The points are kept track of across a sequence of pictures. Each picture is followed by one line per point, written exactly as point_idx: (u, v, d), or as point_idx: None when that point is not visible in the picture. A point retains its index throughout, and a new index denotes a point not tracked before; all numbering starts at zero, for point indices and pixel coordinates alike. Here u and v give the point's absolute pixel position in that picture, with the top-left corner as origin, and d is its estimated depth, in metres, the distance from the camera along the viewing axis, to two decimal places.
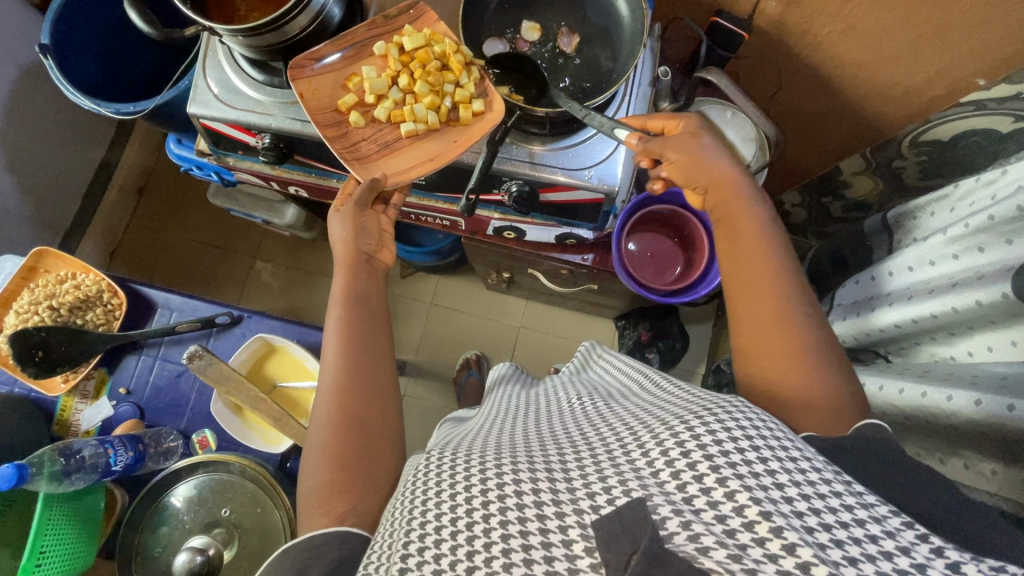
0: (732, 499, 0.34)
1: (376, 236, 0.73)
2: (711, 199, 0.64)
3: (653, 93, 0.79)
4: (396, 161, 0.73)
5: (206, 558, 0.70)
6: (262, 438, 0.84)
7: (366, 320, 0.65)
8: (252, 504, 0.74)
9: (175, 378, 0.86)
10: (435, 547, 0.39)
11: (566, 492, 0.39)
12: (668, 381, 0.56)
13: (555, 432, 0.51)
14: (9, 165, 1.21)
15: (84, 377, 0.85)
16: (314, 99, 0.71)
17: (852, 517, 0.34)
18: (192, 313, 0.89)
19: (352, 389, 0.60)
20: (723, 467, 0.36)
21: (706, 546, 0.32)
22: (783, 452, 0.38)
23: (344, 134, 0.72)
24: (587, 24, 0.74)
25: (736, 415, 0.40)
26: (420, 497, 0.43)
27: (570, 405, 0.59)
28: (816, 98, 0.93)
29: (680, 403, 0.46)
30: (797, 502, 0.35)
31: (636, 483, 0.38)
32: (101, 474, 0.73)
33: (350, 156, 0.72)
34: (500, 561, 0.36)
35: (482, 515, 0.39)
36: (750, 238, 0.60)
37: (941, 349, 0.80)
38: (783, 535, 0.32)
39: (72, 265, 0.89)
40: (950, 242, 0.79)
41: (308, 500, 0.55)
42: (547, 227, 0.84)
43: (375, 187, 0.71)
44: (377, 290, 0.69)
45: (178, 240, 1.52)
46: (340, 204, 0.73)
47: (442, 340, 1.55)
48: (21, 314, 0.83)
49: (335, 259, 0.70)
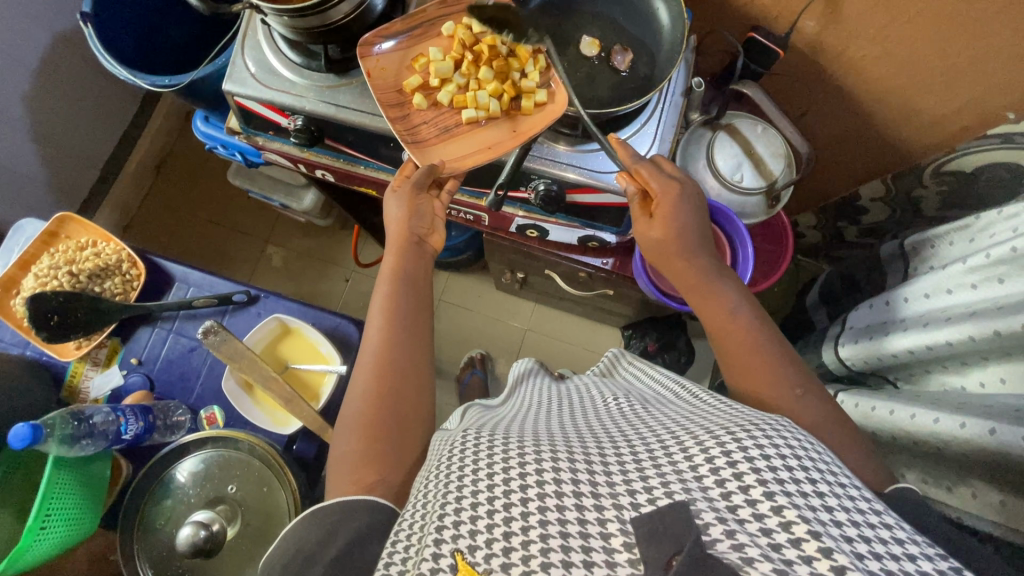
0: (779, 513, 0.34)
1: (428, 220, 0.74)
2: (684, 282, 0.69)
3: (685, 104, 0.79)
4: (456, 146, 0.74)
5: (209, 533, 0.68)
6: (269, 418, 0.82)
7: (411, 300, 0.67)
8: (259, 483, 0.73)
9: (188, 352, 0.86)
10: (470, 523, 0.39)
11: (606, 486, 0.39)
12: (707, 394, 0.57)
13: (592, 428, 0.52)
14: (33, 130, 1.21)
15: (96, 345, 0.85)
16: (380, 78, 0.72)
17: (903, 550, 0.33)
18: (210, 289, 0.89)
19: (393, 366, 0.62)
20: (771, 482, 0.36)
21: (751, 557, 0.32)
22: (834, 481, 0.38)
23: (406, 115, 0.73)
24: (623, 29, 0.74)
25: (784, 434, 0.41)
26: (455, 475, 0.43)
27: (604, 405, 0.60)
28: (842, 121, 0.94)
29: (722, 416, 0.47)
30: (848, 529, 0.34)
31: (679, 486, 0.38)
32: (110, 441, 0.72)
33: (409, 138, 0.72)
34: (538, 546, 0.37)
35: (519, 499, 0.40)
36: (722, 315, 0.64)
37: (952, 378, 0.81)
38: (834, 556, 0.31)
39: (94, 234, 0.89)
40: (969, 272, 0.80)
41: (341, 468, 0.56)
42: (570, 228, 0.83)
43: (431, 173, 0.70)
44: (423, 272, 0.72)
45: (192, 217, 1.52)
46: (396, 185, 0.74)
47: (449, 336, 1.55)
48: (39, 278, 0.82)
49: (388, 239, 0.72)
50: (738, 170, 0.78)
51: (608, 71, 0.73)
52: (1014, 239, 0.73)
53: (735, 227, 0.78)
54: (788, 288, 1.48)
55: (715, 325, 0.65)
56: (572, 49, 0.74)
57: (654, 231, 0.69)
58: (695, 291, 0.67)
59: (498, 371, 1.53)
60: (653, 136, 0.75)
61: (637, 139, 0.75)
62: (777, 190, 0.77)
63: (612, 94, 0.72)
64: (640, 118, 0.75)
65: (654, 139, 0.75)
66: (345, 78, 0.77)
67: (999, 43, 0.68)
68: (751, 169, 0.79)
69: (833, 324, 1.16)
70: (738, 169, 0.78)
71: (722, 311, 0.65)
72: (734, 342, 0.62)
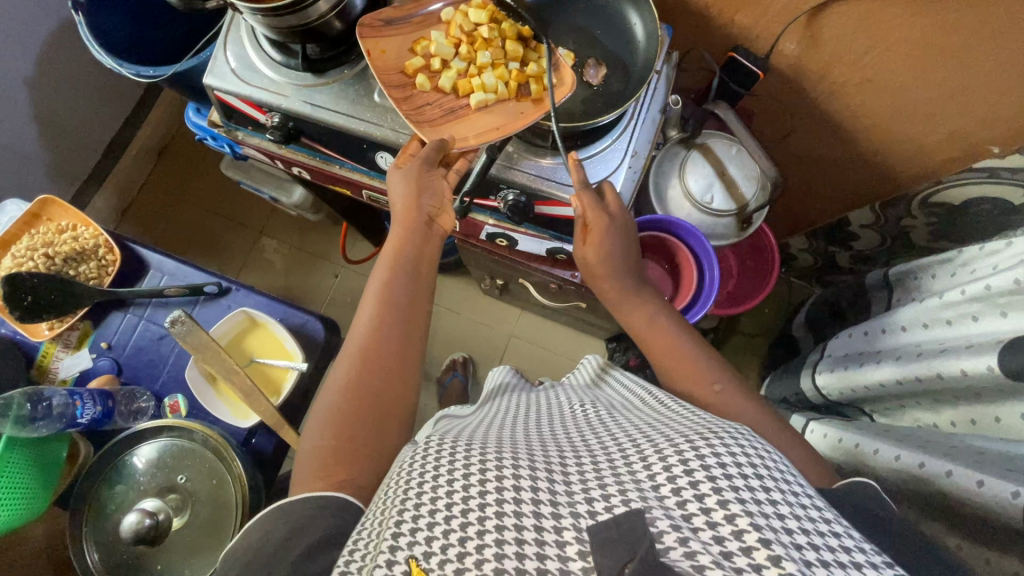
0: (732, 522, 0.35)
1: (438, 199, 0.72)
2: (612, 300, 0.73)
3: (661, 121, 0.78)
4: (465, 125, 0.72)
5: (155, 522, 0.69)
6: (230, 410, 0.83)
7: (407, 289, 0.66)
8: (208, 475, 0.74)
9: (156, 340, 0.87)
10: (427, 529, 0.38)
11: (564, 495, 0.39)
12: (673, 401, 0.57)
13: (561, 436, 0.52)
14: (35, 114, 1.24)
15: (68, 328, 0.86)
16: (381, 59, 0.72)
17: (849, 558, 0.34)
18: (184, 278, 0.90)
19: (377, 354, 0.61)
20: (725, 490, 0.36)
21: (702, 564, 0.32)
22: (787, 487, 0.39)
23: (409, 96, 0.72)
24: (598, 43, 0.74)
25: (742, 444, 0.41)
26: (415, 479, 0.42)
27: (575, 413, 0.61)
28: (828, 145, 0.92)
29: (686, 423, 0.47)
30: (799, 536, 0.35)
31: (635, 494, 0.38)
32: (65, 424, 0.73)
33: (415, 118, 0.71)
34: (493, 550, 0.36)
35: (478, 504, 0.39)
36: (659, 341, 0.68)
37: (925, 415, 0.78)
38: (782, 564, 0.32)
39: (75, 218, 0.90)
40: (945, 307, 0.78)
41: (308, 463, 0.55)
42: (539, 239, 0.83)
43: (441, 149, 0.69)
44: (428, 253, 0.70)
45: (188, 205, 1.54)
46: (401, 163, 0.71)
47: (434, 338, 1.56)
48: (17, 259, 0.84)
49: (395, 217, 0.70)
50: (709, 190, 0.77)
51: (582, 84, 0.73)
52: (990, 277, 0.71)
53: (702, 248, 0.76)
54: (778, 310, 1.46)
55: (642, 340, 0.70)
56: None
57: (589, 254, 0.71)
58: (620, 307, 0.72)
59: (480, 376, 1.53)
60: (624, 152, 0.74)
61: (608, 155, 0.74)
62: (748, 213, 0.76)
63: (584, 108, 0.71)
64: (613, 134, 0.74)
65: (626, 155, 0.74)
66: (323, 78, 0.78)
67: (981, 75, 0.66)
68: (722, 189, 0.77)
69: (815, 350, 1.14)
70: (709, 189, 0.77)
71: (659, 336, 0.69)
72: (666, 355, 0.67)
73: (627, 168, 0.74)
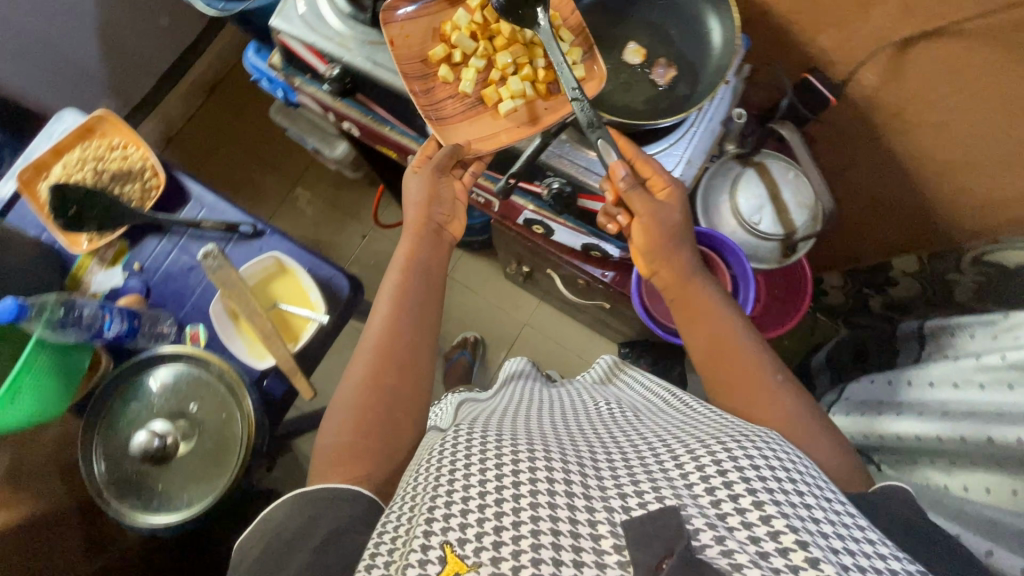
0: (768, 523, 0.34)
1: (449, 207, 0.76)
2: (675, 291, 0.68)
3: (721, 132, 0.76)
4: (484, 124, 0.73)
5: (162, 445, 0.73)
6: (247, 349, 0.84)
7: (420, 292, 0.68)
8: (219, 408, 0.76)
9: (187, 270, 0.89)
10: (461, 517, 0.38)
11: (597, 489, 0.39)
12: (698, 403, 0.57)
13: (586, 431, 0.52)
14: (100, 30, 1.26)
15: (105, 244, 0.88)
16: (404, 46, 0.70)
17: (884, 565, 0.34)
18: (221, 215, 0.91)
19: (394, 353, 0.63)
20: (760, 491, 0.36)
21: (740, 562, 0.32)
22: (822, 498, 0.39)
23: (430, 89, 0.72)
24: (672, 43, 0.71)
25: (772, 449, 0.41)
26: (447, 469, 0.42)
27: (596, 410, 0.61)
28: (887, 186, 0.89)
29: (713, 426, 0.47)
30: (834, 541, 0.34)
31: (670, 491, 0.38)
32: (91, 335, 0.75)
33: (433, 115, 0.71)
34: (528, 542, 0.35)
35: (512, 495, 0.39)
36: (719, 332, 0.63)
37: (935, 474, 0.76)
38: (820, 566, 0.31)
39: (126, 137, 0.92)
40: (980, 369, 0.75)
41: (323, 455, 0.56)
42: (576, 233, 0.81)
43: (454, 154, 0.71)
44: (437, 260, 0.73)
45: (231, 143, 1.56)
46: (418, 165, 0.75)
47: (449, 314, 1.56)
48: (67, 169, 0.88)
49: (406, 221, 0.74)
50: (757, 212, 0.75)
51: (647, 83, 0.71)
52: None
53: (742, 269, 0.75)
54: None
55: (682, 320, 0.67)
56: (615, 53, 0.72)
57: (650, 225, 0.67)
58: (684, 307, 0.67)
59: (488, 359, 1.53)
60: (678, 159, 0.72)
61: (662, 159, 0.72)
62: (794, 241, 0.74)
63: (646, 109, 0.70)
64: (670, 138, 0.72)
65: (679, 162, 0.72)
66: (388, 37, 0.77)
67: None
68: (771, 213, 0.75)
69: (831, 390, 1.12)
70: (758, 211, 0.75)
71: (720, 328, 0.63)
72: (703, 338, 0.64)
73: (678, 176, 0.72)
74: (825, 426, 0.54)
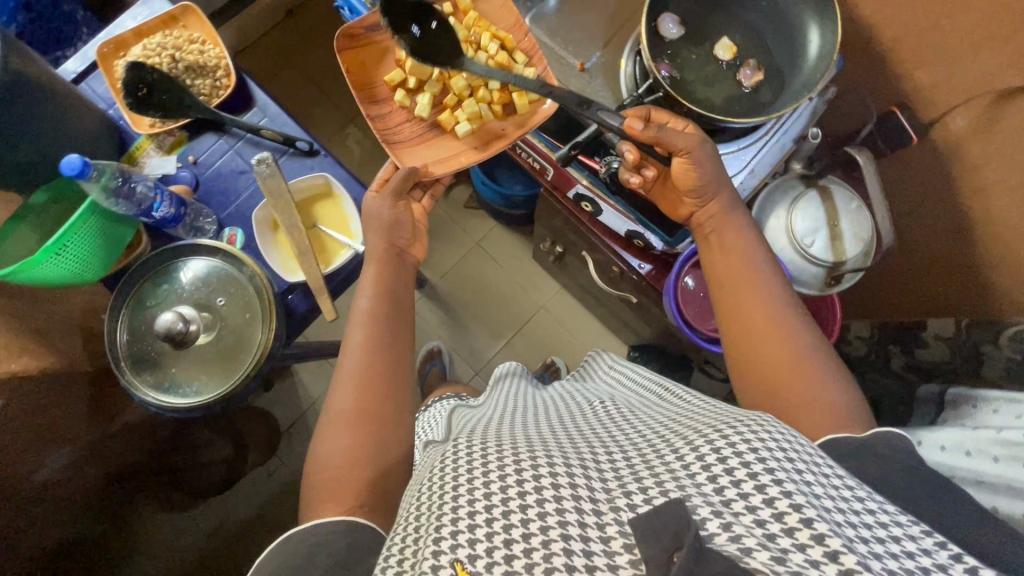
0: (771, 504, 0.34)
1: (410, 233, 0.77)
2: (711, 241, 0.69)
3: (791, 150, 0.75)
4: (442, 145, 0.82)
5: (184, 330, 0.72)
6: (280, 262, 0.85)
7: (393, 312, 0.70)
8: (244, 309, 0.77)
9: (237, 174, 0.91)
10: (469, 532, 0.37)
11: (602, 492, 0.39)
12: (691, 396, 0.57)
13: (582, 433, 0.51)
14: None
15: (166, 131, 0.90)
16: (362, 74, 0.82)
17: (886, 534, 0.35)
18: (281, 127, 0.93)
19: (372, 378, 0.64)
20: (762, 474, 0.36)
21: (749, 547, 0.32)
22: (817, 468, 0.39)
23: (385, 112, 0.83)
24: (765, 46, 0.70)
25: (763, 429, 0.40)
26: (450, 485, 0.41)
27: (590, 411, 0.60)
28: (942, 236, 0.89)
29: (709, 415, 0.46)
30: (837, 513, 0.35)
31: (673, 484, 0.37)
32: (138, 212, 0.77)
33: (388, 138, 0.82)
34: (539, 552, 0.35)
35: (518, 504, 0.38)
36: (746, 277, 0.64)
37: None
38: (827, 542, 0.32)
39: (207, 34, 0.93)
40: (1000, 443, 0.73)
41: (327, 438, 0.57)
42: (623, 218, 0.80)
43: (413, 175, 0.76)
44: (406, 285, 0.74)
45: (296, 69, 1.58)
46: (379, 188, 0.77)
47: (469, 280, 1.57)
48: (146, 51, 0.88)
49: (369, 253, 0.75)
50: (812, 234, 0.73)
51: (731, 82, 0.70)
52: None
53: None
54: None
55: (707, 248, 0.69)
56: (706, 45, 0.71)
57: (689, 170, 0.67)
58: (716, 249, 0.68)
59: (498, 331, 1.54)
60: (744, 165, 0.72)
61: (728, 160, 0.72)
62: (841, 271, 0.72)
63: (726, 106, 0.69)
64: (741, 142, 0.72)
65: (744, 168, 0.72)
66: None
67: None
68: (825, 238, 0.73)
69: None
70: (813, 233, 0.73)
71: (749, 275, 0.64)
72: (727, 264, 0.66)
73: (739, 183, 0.73)
74: (823, 366, 0.57)
